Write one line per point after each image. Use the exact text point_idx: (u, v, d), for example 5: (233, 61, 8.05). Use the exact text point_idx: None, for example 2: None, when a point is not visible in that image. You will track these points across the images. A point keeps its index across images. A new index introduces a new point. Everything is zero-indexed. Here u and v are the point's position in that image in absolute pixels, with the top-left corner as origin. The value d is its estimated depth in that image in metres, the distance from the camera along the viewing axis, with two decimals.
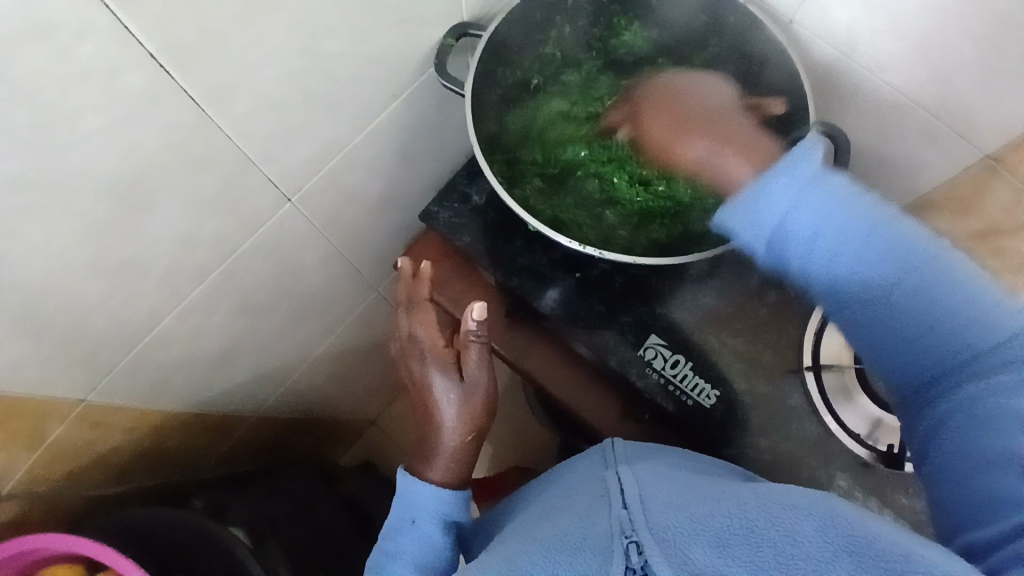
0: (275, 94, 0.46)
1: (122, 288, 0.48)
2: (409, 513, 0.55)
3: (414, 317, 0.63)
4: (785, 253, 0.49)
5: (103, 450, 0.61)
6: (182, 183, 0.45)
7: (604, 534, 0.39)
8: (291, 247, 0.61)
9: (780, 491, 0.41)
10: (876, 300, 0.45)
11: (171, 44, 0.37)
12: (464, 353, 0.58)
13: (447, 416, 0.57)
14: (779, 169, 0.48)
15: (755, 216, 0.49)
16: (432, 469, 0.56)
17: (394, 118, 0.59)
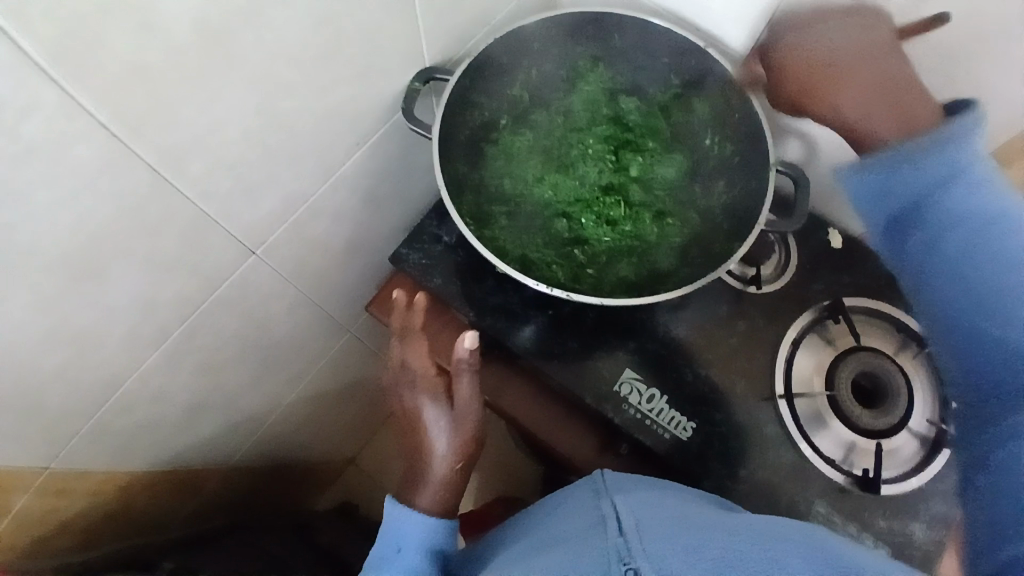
0: (233, 153, 0.45)
1: (81, 355, 0.47)
2: (394, 543, 0.53)
3: (407, 346, 0.64)
4: (905, 226, 0.46)
5: (67, 517, 0.60)
6: (140, 246, 0.44)
7: (602, 562, 0.38)
8: (257, 298, 0.61)
9: (767, 525, 0.42)
10: (976, 284, 0.41)
11: (122, 114, 0.36)
12: (455, 382, 0.59)
13: (437, 444, 0.58)
14: (934, 139, 0.44)
15: (879, 181, 0.48)
16: (421, 498, 0.56)
17: (358, 165, 0.59)
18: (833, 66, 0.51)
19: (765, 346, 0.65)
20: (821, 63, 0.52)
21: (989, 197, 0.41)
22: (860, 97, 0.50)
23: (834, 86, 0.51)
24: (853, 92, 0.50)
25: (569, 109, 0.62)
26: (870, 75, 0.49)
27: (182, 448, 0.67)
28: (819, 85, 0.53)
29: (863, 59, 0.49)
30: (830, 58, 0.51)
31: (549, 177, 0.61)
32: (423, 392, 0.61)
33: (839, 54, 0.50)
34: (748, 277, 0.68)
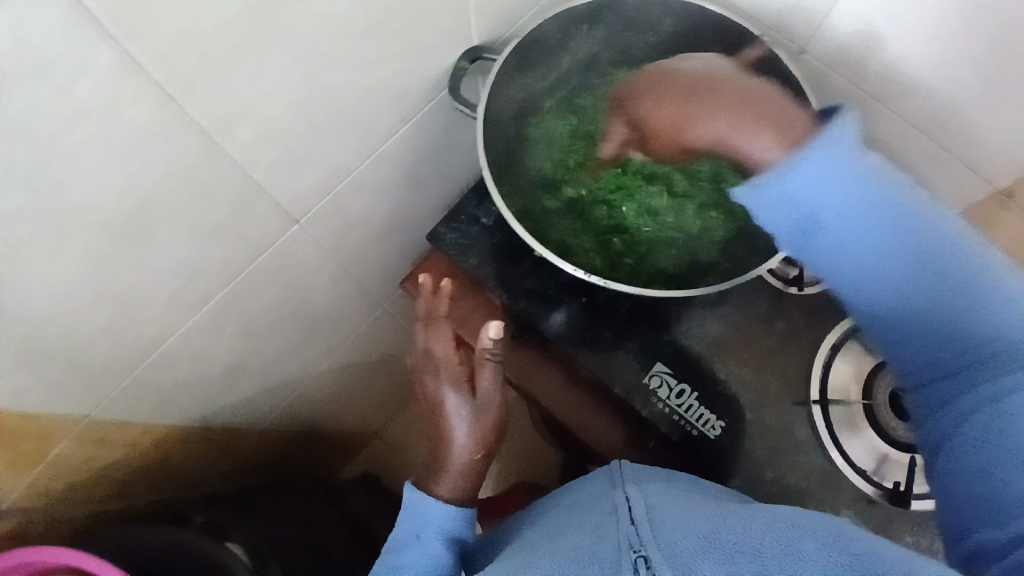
0: (280, 123, 0.46)
1: (125, 312, 0.49)
2: (413, 530, 0.53)
3: (431, 333, 0.63)
4: (811, 235, 0.45)
5: (105, 466, 0.63)
6: (184, 211, 0.46)
7: (613, 548, 0.38)
8: (297, 268, 0.62)
9: (791, 515, 0.40)
10: (900, 273, 0.43)
11: (180, 77, 0.37)
12: (478, 371, 0.59)
13: (459, 432, 0.58)
14: (822, 140, 0.43)
15: (782, 192, 0.44)
16: (442, 486, 0.56)
17: (403, 142, 0.59)
18: (692, 98, 0.48)
19: (803, 349, 0.64)
20: (675, 81, 0.50)
21: (869, 189, 0.43)
22: (721, 123, 0.46)
23: (689, 112, 0.48)
24: (712, 114, 0.47)
25: (616, 94, 0.58)
26: (725, 95, 0.47)
27: (215, 410, 0.69)
28: (682, 112, 0.48)
29: (694, 93, 0.48)
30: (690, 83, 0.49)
31: (591, 163, 0.59)
32: (447, 379, 0.60)
33: (679, 96, 0.49)
34: (790, 277, 0.66)
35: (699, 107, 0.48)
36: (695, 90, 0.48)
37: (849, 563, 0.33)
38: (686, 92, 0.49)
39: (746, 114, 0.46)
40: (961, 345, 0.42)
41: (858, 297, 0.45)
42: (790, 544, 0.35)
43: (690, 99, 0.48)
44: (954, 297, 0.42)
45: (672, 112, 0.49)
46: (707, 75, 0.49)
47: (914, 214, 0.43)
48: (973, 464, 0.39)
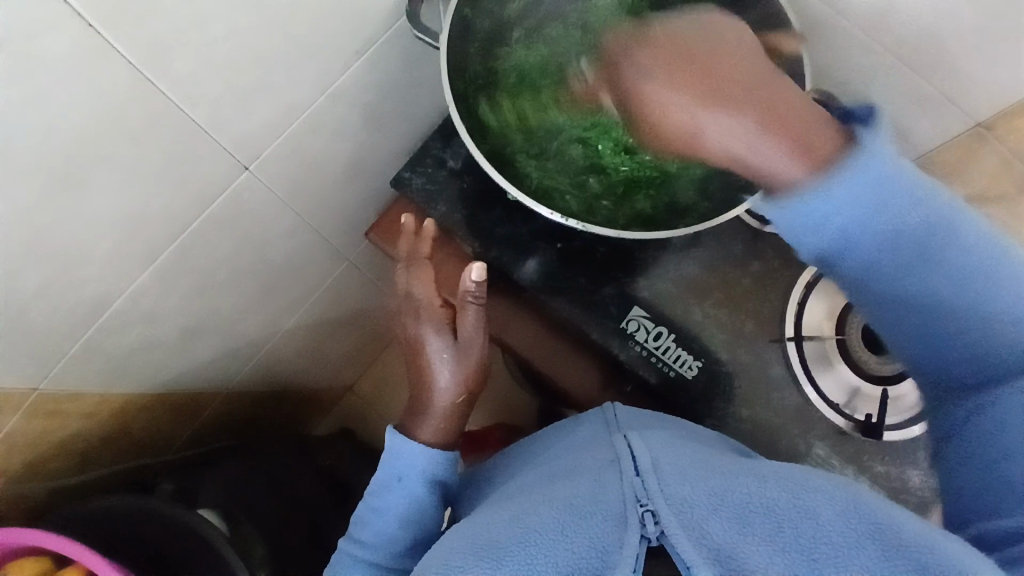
0: (222, 53, 0.41)
1: (65, 274, 0.45)
2: (393, 471, 0.53)
3: (412, 275, 0.61)
4: (829, 253, 0.46)
5: (63, 438, 0.60)
6: (120, 158, 0.41)
7: (617, 501, 0.38)
8: (252, 221, 0.57)
9: (797, 469, 0.41)
10: (928, 302, 0.45)
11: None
12: (459, 314, 0.57)
13: (440, 376, 0.57)
14: (855, 161, 0.42)
15: (801, 213, 0.44)
16: (424, 429, 0.55)
17: (358, 79, 0.54)
18: (710, 91, 0.43)
19: (778, 288, 0.63)
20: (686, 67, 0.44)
21: (894, 211, 0.43)
22: (730, 129, 0.44)
23: (707, 116, 0.44)
24: (724, 118, 0.43)
25: (586, 23, 0.54)
26: (762, 102, 0.43)
27: (179, 372, 0.66)
28: (698, 116, 0.44)
29: (726, 86, 0.43)
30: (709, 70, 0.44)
31: (563, 97, 0.56)
32: (428, 322, 0.58)
33: (710, 86, 0.44)
34: (765, 216, 0.64)
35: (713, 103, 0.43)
36: (744, 79, 0.44)
37: (869, 531, 0.35)
38: (716, 87, 0.43)
39: (774, 121, 0.43)
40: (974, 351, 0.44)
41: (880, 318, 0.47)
42: (807, 506, 0.36)
43: (713, 96, 0.43)
44: (956, 302, 0.44)
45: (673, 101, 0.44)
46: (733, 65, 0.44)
47: (943, 235, 0.43)
48: (983, 443, 0.42)
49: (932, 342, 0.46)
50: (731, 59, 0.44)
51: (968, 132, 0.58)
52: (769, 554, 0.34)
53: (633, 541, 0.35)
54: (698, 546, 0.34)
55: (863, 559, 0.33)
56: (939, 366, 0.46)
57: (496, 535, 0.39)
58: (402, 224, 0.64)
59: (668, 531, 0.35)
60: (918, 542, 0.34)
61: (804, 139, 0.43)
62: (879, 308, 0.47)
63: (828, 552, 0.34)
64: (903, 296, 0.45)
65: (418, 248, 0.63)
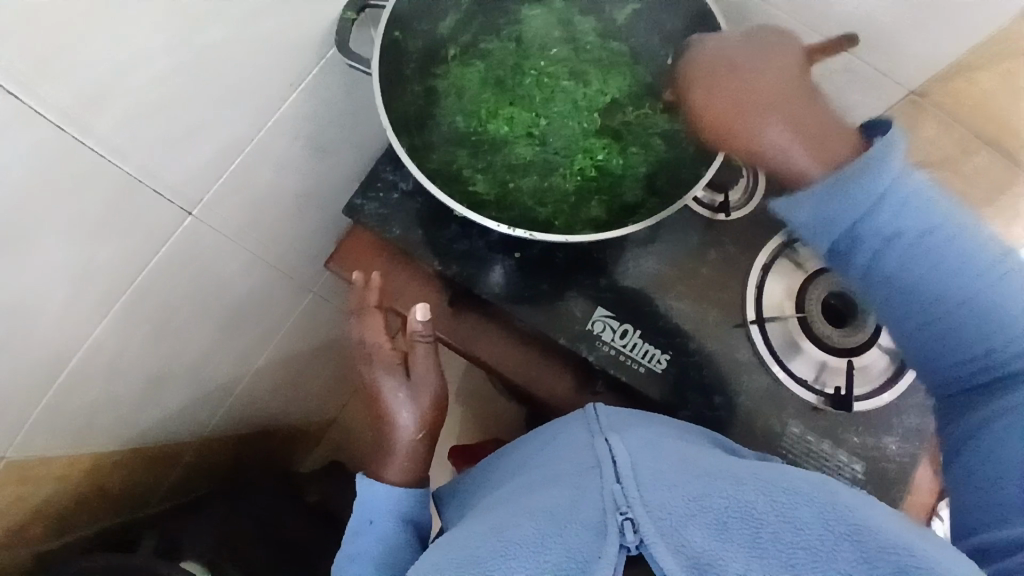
0: (147, 103, 0.41)
1: (11, 341, 0.44)
2: (365, 516, 0.53)
3: (362, 325, 0.62)
4: (854, 254, 0.46)
5: (36, 504, 0.59)
6: (52, 217, 0.41)
7: (596, 510, 0.38)
8: (203, 264, 0.57)
9: (776, 470, 0.41)
10: (930, 305, 0.44)
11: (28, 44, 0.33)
12: (411, 353, 0.60)
13: (400, 417, 0.58)
14: (863, 171, 0.44)
15: (826, 217, 0.46)
16: (389, 471, 0.56)
17: (296, 111, 0.54)
18: (766, 125, 0.49)
19: (737, 272, 0.64)
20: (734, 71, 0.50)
21: (895, 208, 0.43)
22: (791, 133, 0.49)
23: (769, 127, 0.49)
24: (779, 121, 0.49)
25: (522, 35, 0.57)
26: (787, 108, 0.49)
27: (147, 426, 0.65)
28: (740, 117, 0.50)
29: (796, 101, 0.50)
30: (750, 85, 0.50)
31: (504, 110, 0.58)
32: (383, 365, 0.60)
33: (739, 96, 0.50)
34: (717, 204, 0.66)
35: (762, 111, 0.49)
36: (804, 103, 0.50)
37: (847, 533, 0.34)
38: (799, 108, 0.49)
39: (812, 127, 0.49)
40: (975, 344, 0.43)
41: (903, 330, 0.47)
42: (787, 509, 0.35)
43: (766, 102, 0.49)
44: (943, 300, 0.44)
45: (747, 90, 0.50)
46: (774, 82, 0.50)
47: (957, 238, 0.43)
48: (982, 459, 0.42)
49: (938, 346, 0.45)
50: (776, 71, 0.50)
51: (903, 101, 0.57)
52: (748, 561, 0.33)
53: (611, 550, 0.35)
54: (677, 554, 0.34)
55: (842, 564, 0.33)
56: (941, 359, 0.45)
57: (472, 549, 0.38)
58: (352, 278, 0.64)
59: (648, 540, 0.35)
60: (897, 544, 0.33)
61: (823, 140, 0.48)
62: (887, 307, 0.47)
63: (807, 558, 0.33)
64: (879, 290, 0.46)
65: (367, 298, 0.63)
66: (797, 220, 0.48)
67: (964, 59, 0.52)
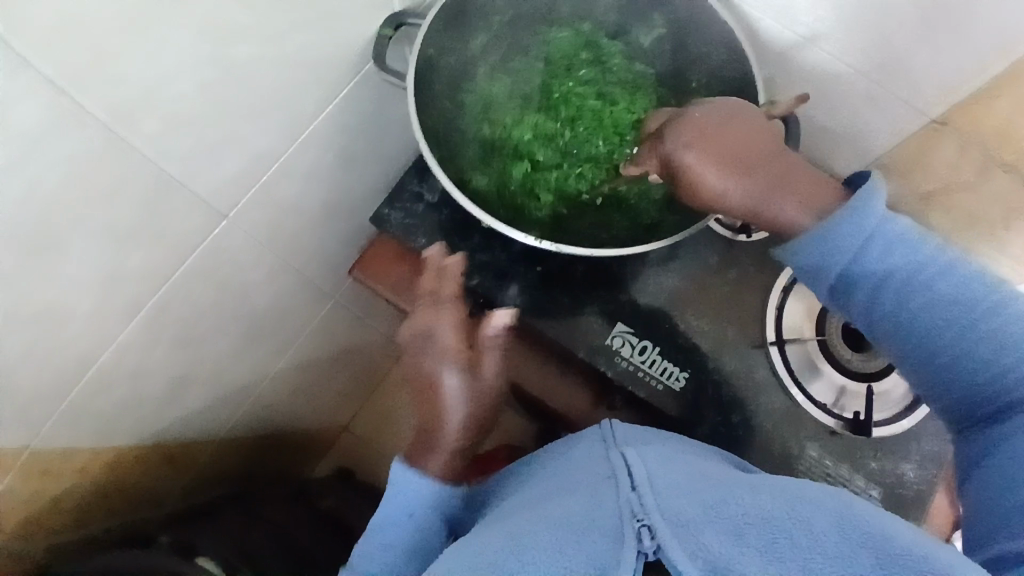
0: (188, 107, 0.42)
1: (46, 334, 0.45)
2: (404, 509, 0.53)
3: (434, 313, 0.59)
4: (857, 293, 0.44)
5: (56, 498, 0.60)
6: (95, 216, 0.42)
7: (613, 518, 0.38)
8: (234, 267, 0.59)
9: (791, 483, 0.41)
10: (957, 349, 0.42)
11: (78, 47, 0.34)
12: (481, 356, 0.58)
13: (454, 413, 0.56)
14: (843, 216, 0.43)
15: (823, 254, 0.44)
16: (432, 464, 0.55)
17: (330, 121, 0.56)
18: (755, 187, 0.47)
19: (756, 293, 0.65)
20: (707, 123, 0.48)
21: (911, 247, 0.43)
22: (751, 192, 0.47)
23: (719, 180, 0.47)
24: (752, 182, 0.47)
25: (550, 56, 0.60)
26: (783, 168, 0.47)
27: (167, 425, 0.66)
28: (713, 170, 0.47)
29: (761, 155, 0.48)
30: (721, 138, 0.48)
31: (528, 121, 0.60)
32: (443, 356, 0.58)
33: (758, 142, 0.48)
34: (737, 225, 0.66)
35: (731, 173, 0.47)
36: (777, 150, 0.48)
37: (863, 541, 0.34)
38: (765, 169, 0.47)
39: (794, 184, 0.47)
40: (984, 374, 0.41)
41: (931, 382, 0.44)
42: (800, 518, 0.36)
43: (758, 153, 0.48)
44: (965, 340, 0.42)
45: (740, 133, 0.48)
46: (754, 134, 0.48)
47: (961, 275, 0.42)
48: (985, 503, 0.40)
49: (954, 387, 0.43)
50: (753, 125, 0.48)
51: (923, 127, 0.57)
52: (766, 565, 0.33)
53: (630, 556, 0.35)
54: (694, 558, 0.34)
55: (861, 567, 0.32)
56: (946, 390, 0.43)
57: (491, 556, 0.39)
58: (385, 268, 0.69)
59: (664, 544, 0.35)
60: (912, 550, 0.33)
61: (815, 195, 0.46)
62: (902, 354, 0.44)
63: (825, 563, 0.33)
64: (895, 341, 0.44)
65: (442, 287, 0.61)
66: (805, 263, 0.46)
67: None
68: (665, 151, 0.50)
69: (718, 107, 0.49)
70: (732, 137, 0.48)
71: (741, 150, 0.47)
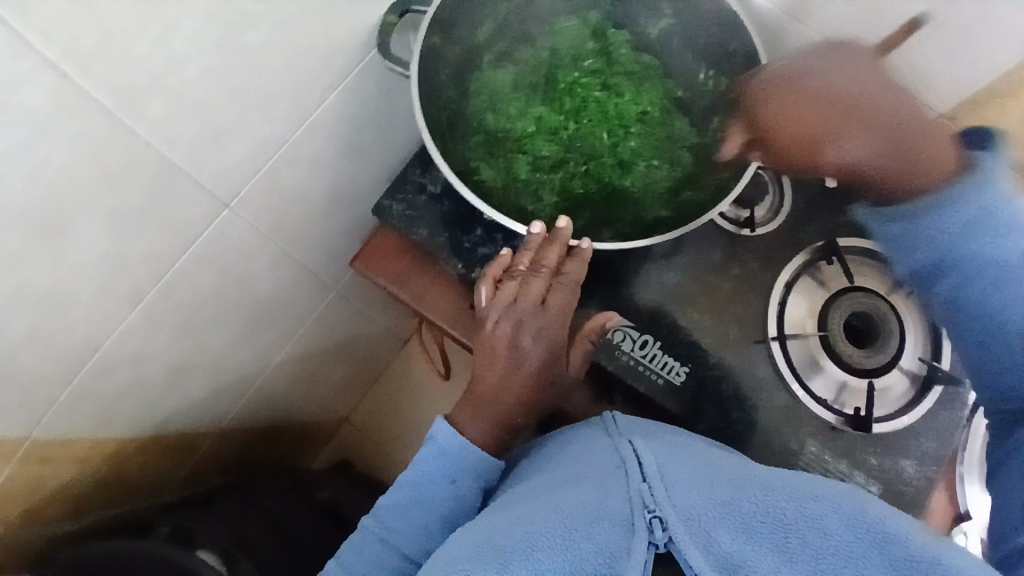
0: (196, 95, 0.42)
1: (49, 320, 0.45)
2: (444, 472, 0.54)
3: (549, 292, 0.58)
4: (932, 277, 0.50)
5: (57, 484, 0.59)
6: (99, 202, 0.42)
7: (623, 507, 0.38)
8: (237, 255, 0.58)
9: (801, 479, 0.41)
10: (1005, 338, 0.47)
11: (86, 32, 0.34)
12: (577, 343, 0.60)
13: (523, 385, 0.58)
14: (962, 195, 0.47)
15: (921, 243, 0.49)
16: (476, 425, 0.56)
17: (335, 110, 0.55)
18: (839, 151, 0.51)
19: (759, 288, 0.65)
20: (780, 87, 0.51)
21: (988, 241, 0.46)
22: (871, 149, 0.51)
23: (839, 139, 0.51)
24: (865, 141, 0.51)
25: (556, 46, 0.58)
26: (895, 128, 0.50)
27: (171, 411, 0.66)
28: (822, 131, 0.51)
29: (866, 109, 0.50)
30: (847, 99, 0.50)
31: (533, 110, 0.59)
32: (535, 337, 0.58)
33: (824, 106, 0.51)
34: (741, 220, 0.66)
35: (814, 132, 0.51)
36: (885, 108, 0.50)
37: (874, 540, 0.34)
38: (886, 130, 0.50)
39: (894, 143, 0.50)
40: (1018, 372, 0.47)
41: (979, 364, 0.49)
42: (812, 515, 0.36)
43: (845, 113, 0.50)
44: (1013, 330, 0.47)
45: (809, 96, 0.51)
46: (841, 90, 0.50)
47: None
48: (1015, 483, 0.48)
49: (997, 369, 0.48)
50: (858, 80, 0.50)
51: None
52: (778, 564, 0.34)
53: (640, 548, 0.35)
54: (705, 553, 0.35)
55: (871, 569, 0.33)
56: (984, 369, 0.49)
57: (501, 539, 0.39)
58: (388, 255, 0.69)
59: (676, 538, 0.35)
60: (922, 553, 0.33)
61: (913, 165, 0.49)
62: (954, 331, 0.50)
63: (835, 564, 0.34)
64: (953, 318, 0.50)
65: (568, 269, 0.58)
66: (896, 244, 0.51)
67: (996, 82, 0.52)
68: (753, 104, 0.53)
69: (802, 68, 0.51)
70: (818, 94, 0.50)
71: (827, 108, 0.51)
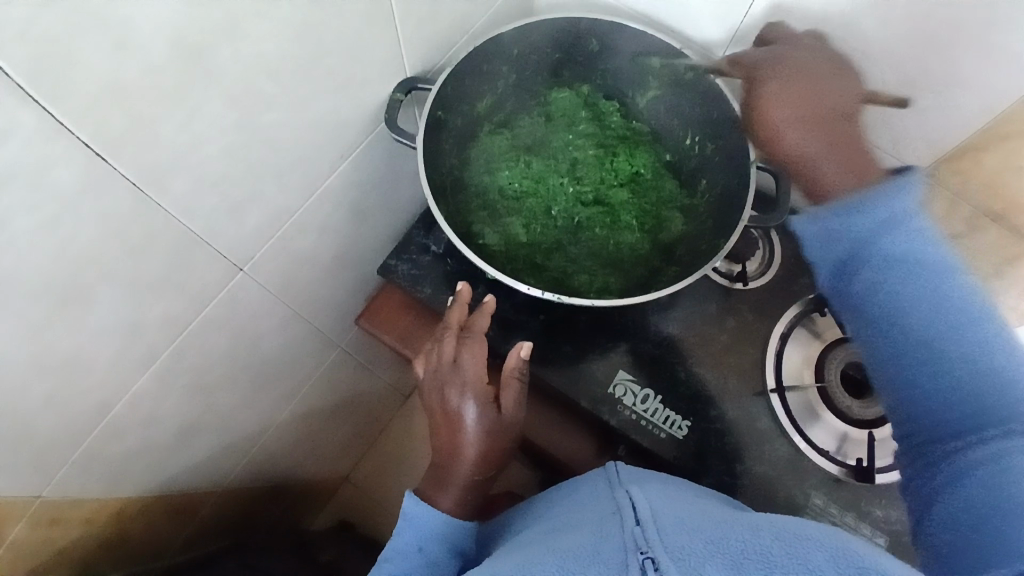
0: (216, 170, 0.45)
1: (66, 386, 0.46)
2: (415, 542, 0.52)
3: (461, 347, 0.60)
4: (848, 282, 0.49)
5: (62, 547, 0.59)
6: (122, 270, 0.44)
7: (617, 551, 0.38)
8: (246, 317, 0.60)
9: (788, 521, 0.41)
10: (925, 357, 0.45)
11: (120, 118, 0.36)
12: (504, 387, 0.60)
13: (468, 445, 0.57)
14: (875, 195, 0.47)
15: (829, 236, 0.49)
16: (443, 498, 0.55)
17: (345, 180, 0.59)
18: (805, 116, 0.52)
19: (755, 340, 0.66)
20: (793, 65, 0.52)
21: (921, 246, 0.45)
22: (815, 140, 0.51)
23: (789, 125, 0.52)
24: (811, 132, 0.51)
25: (550, 114, 0.64)
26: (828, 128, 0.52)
27: (172, 473, 0.66)
28: (793, 115, 0.52)
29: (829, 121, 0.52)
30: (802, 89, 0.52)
31: (529, 172, 0.63)
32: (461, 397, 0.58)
33: (821, 99, 0.52)
34: (734, 273, 0.68)
35: (811, 87, 0.52)
36: (829, 107, 0.52)
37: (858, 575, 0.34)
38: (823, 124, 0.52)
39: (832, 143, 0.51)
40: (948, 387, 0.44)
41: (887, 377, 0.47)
42: (798, 553, 0.35)
43: (808, 104, 0.52)
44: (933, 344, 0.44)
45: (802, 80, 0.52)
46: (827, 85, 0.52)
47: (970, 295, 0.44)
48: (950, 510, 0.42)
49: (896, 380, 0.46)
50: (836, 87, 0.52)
51: None
52: None
53: None
54: None
55: None
56: (911, 396, 0.46)
57: None
58: (387, 318, 0.70)
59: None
60: None
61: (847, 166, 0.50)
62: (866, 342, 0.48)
63: None
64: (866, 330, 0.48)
65: (474, 324, 0.62)
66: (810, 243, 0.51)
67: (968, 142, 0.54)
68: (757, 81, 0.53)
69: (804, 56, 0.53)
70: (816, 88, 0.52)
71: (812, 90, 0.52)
